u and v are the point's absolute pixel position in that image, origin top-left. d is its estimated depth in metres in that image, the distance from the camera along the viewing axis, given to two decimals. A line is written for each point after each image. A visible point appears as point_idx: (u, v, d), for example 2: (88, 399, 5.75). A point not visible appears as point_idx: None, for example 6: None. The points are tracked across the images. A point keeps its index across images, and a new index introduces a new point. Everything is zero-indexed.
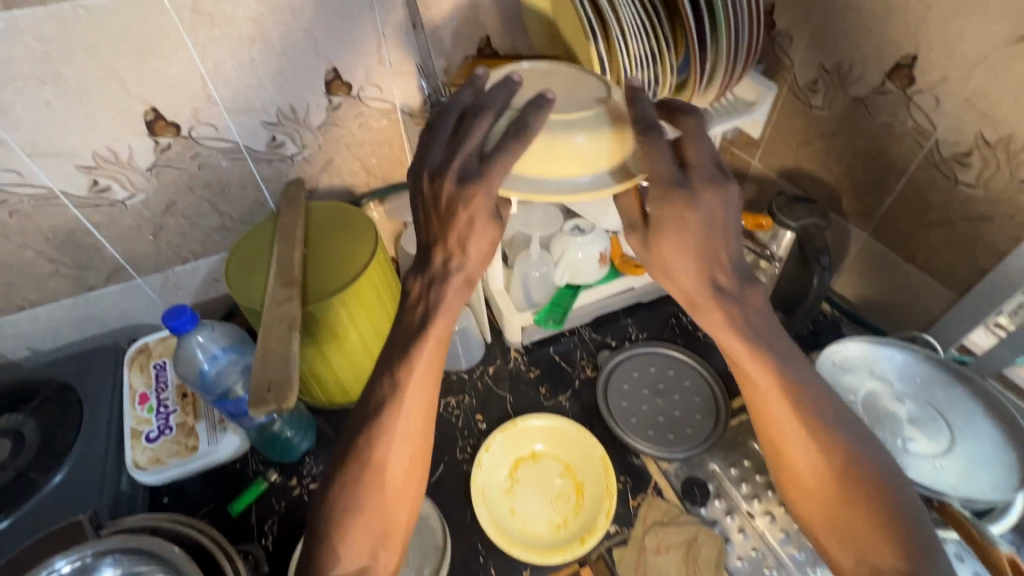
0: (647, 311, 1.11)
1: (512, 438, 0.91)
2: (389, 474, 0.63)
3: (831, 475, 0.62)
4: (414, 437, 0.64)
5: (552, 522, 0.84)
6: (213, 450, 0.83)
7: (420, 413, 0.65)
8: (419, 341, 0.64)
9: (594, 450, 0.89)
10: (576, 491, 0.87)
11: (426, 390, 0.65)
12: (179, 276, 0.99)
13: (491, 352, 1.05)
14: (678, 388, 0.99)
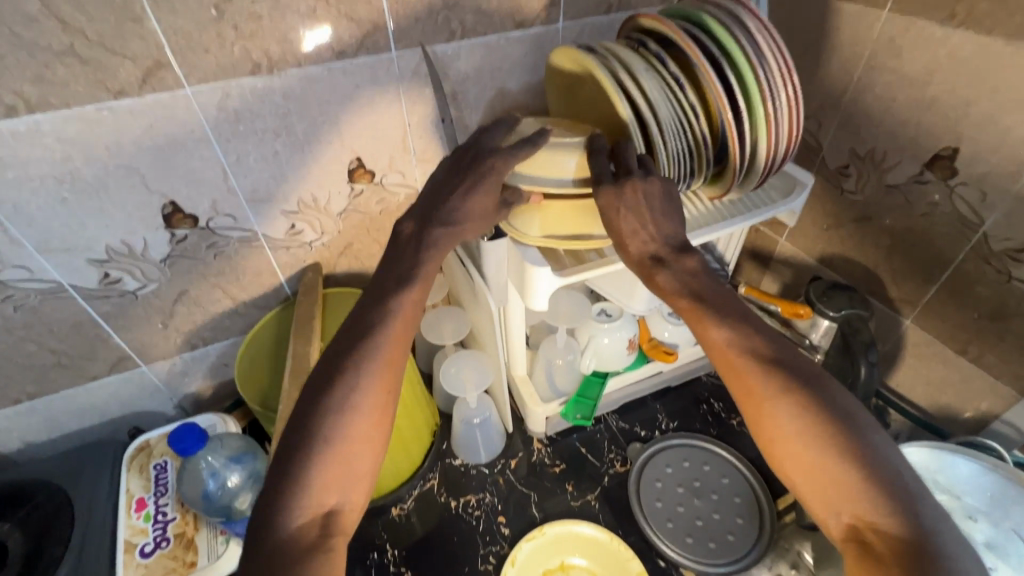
0: (676, 396, 1.05)
1: (542, 548, 0.86)
2: (346, 433, 0.53)
3: (816, 442, 0.49)
4: (388, 373, 0.56)
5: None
6: (212, 567, 0.76)
7: (388, 367, 0.56)
8: (382, 317, 0.58)
9: (629, 564, 0.83)
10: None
11: (385, 381, 0.56)
12: (186, 363, 0.94)
13: (512, 443, 0.99)
14: (716, 486, 0.91)
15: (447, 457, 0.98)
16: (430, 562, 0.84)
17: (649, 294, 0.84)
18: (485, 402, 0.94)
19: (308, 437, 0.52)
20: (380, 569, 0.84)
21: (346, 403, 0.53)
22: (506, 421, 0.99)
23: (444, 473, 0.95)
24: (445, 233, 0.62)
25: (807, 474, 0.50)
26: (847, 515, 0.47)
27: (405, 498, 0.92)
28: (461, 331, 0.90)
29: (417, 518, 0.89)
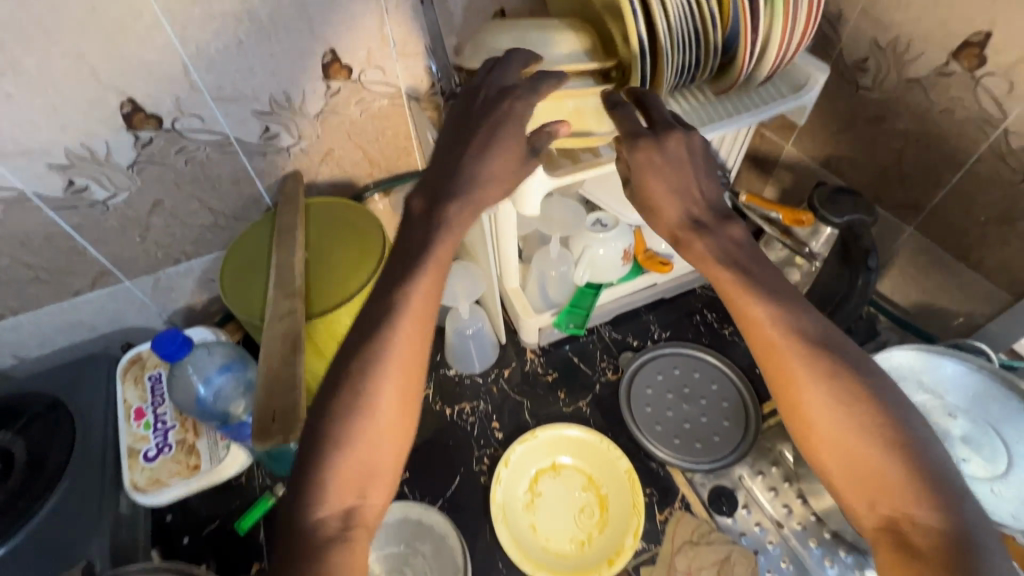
0: (669, 308, 1.05)
1: (532, 449, 0.88)
2: (374, 436, 0.50)
3: (868, 443, 0.49)
4: (405, 369, 0.52)
5: (576, 539, 0.81)
6: (215, 469, 0.78)
7: (405, 360, 0.52)
8: (400, 288, 0.54)
9: (618, 463, 0.85)
10: (600, 505, 0.84)
11: (408, 365, 0.52)
12: (170, 278, 0.92)
13: (506, 355, 0.99)
14: (705, 392, 0.93)
15: (442, 368, 0.98)
16: (427, 464, 0.88)
17: None
18: (478, 313, 0.94)
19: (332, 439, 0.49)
20: None
21: (370, 403, 0.50)
22: (500, 333, 0.99)
23: (438, 383, 0.97)
24: (461, 196, 0.57)
25: (846, 465, 0.50)
26: (886, 508, 0.48)
27: None
28: (452, 242, 0.89)
29: (413, 425, 0.92)
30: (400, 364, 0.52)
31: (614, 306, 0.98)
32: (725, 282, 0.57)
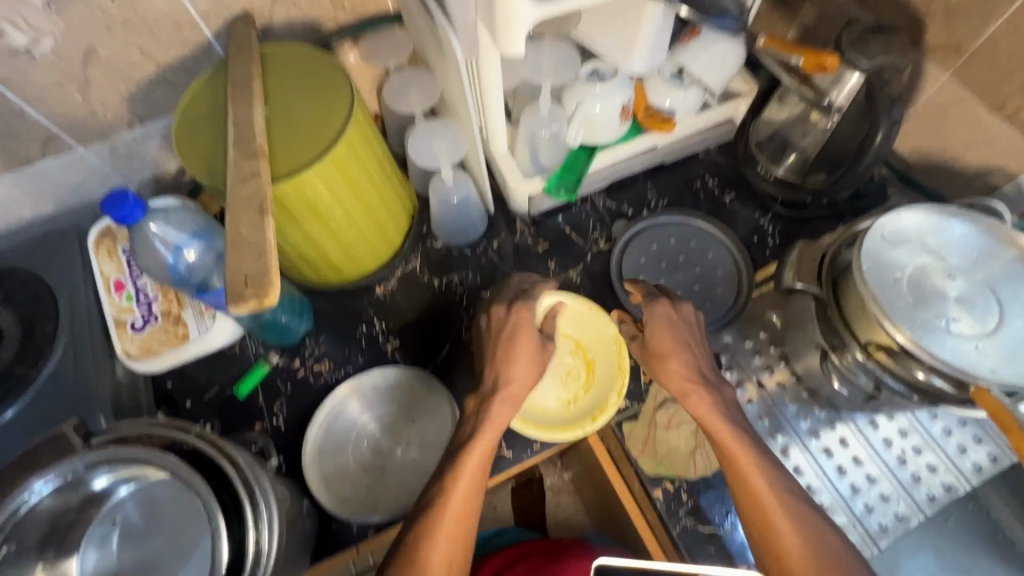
0: (668, 175, 0.99)
1: None
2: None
3: None
4: (453, 536, 0.60)
5: (562, 399, 0.84)
6: (205, 338, 0.79)
7: (469, 482, 0.63)
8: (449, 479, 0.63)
9: (606, 328, 0.85)
10: (587, 368, 0.86)
11: (459, 536, 0.61)
12: (127, 144, 0.84)
13: (495, 225, 0.95)
14: (699, 261, 0.91)
15: (428, 239, 0.95)
16: (417, 333, 0.88)
17: (653, 47, 0.75)
18: (462, 180, 0.87)
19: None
20: (369, 339, 0.88)
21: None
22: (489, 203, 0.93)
23: (426, 255, 0.94)
24: (501, 393, 0.69)
25: None
26: None
27: (389, 278, 0.92)
28: (432, 100, 0.81)
29: (402, 296, 0.91)
30: (454, 530, 0.61)
31: (612, 171, 0.92)
32: (720, 427, 0.67)
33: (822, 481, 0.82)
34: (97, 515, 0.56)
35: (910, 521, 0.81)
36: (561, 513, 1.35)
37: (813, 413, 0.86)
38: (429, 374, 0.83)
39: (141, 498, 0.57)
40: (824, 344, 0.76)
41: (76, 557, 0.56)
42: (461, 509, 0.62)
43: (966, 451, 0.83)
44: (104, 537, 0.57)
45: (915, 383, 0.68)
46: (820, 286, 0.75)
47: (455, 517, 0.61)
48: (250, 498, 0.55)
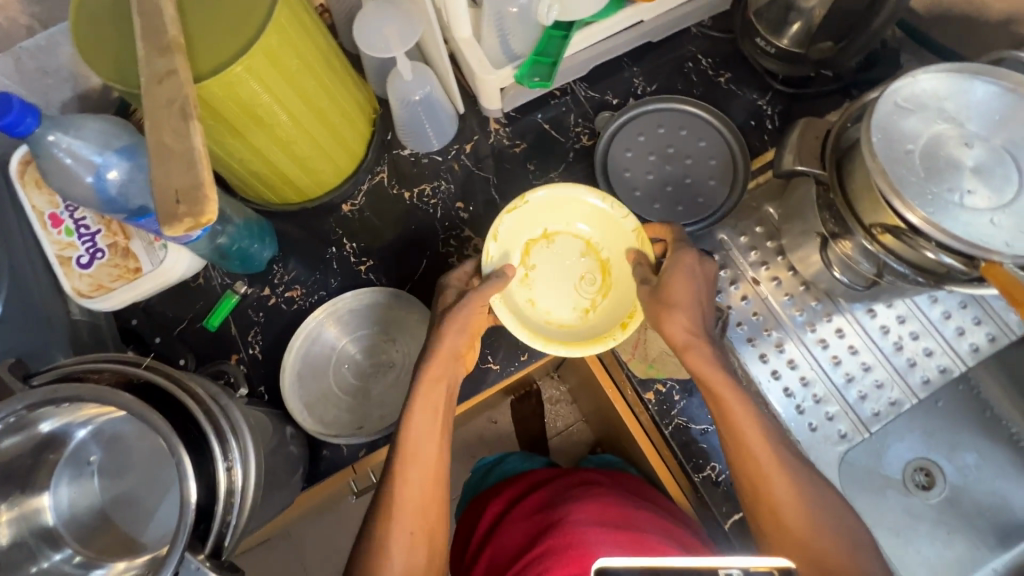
0: (657, 56, 0.89)
1: (524, 216, 0.76)
2: (413, 547, 0.66)
3: (795, 522, 0.65)
4: (419, 507, 0.67)
5: (579, 307, 0.77)
6: (160, 271, 0.73)
7: (427, 458, 0.68)
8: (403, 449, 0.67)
9: (623, 227, 0.75)
10: (601, 271, 0.78)
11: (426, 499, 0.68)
12: (33, 55, 0.73)
13: (466, 127, 0.87)
14: (690, 151, 0.84)
15: (394, 147, 0.86)
16: (391, 250, 0.83)
17: None
18: (424, 74, 0.76)
19: (379, 550, 0.65)
20: (340, 261, 0.83)
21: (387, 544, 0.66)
22: (456, 101, 0.84)
23: (393, 166, 0.86)
24: (447, 353, 0.70)
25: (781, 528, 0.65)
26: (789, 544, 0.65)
27: (355, 195, 0.85)
28: None
29: (371, 212, 0.84)
30: (417, 500, 0.67)
31: (594, 54, 0.82)
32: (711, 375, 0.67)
33: (816, 372, 0.81)
34: (62, 456, 0.57)
35: (902, 404, 0.80)
36: (560, 421, 1.37)
37: (809, 306, 0.82)
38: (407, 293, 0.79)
39: (103, 437, 0.59)
40: (827, 231, 0.71)
41: (45, 496, 0.56)
42: (422, 480, 0.67)
43: (963, 333, 0.81)
44: (74, 473, 0.58)
45: (922, 265, 0.63)
46: (824, 167, 0.68)
47: (415, 490, 0.67)
48: (218, 433, 0.52)
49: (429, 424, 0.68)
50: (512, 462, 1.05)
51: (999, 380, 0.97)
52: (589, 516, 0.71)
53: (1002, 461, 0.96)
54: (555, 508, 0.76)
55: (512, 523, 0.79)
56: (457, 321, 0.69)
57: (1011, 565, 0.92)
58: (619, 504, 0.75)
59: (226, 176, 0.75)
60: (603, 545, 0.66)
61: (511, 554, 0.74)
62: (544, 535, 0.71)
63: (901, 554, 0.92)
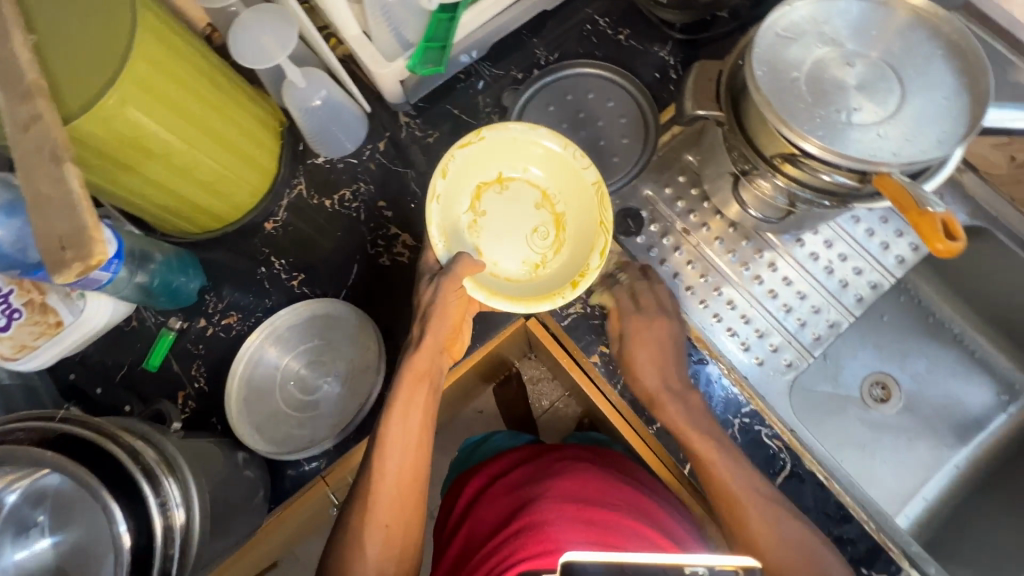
0: (554, 24, 0.89)
1: (477, 156, 0.75)
2: (389, 540, 0.66)
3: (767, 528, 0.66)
4: (396, 502, 0.67)
5: (528, 262, 0.76)
6: (82, 320, 0.71)
7: (406, 451, 0.68)
8: (384, 442, 0.67)
9: (584, 179, 0.74)
10: (556, 225, 0.77)
11: (410, 491, 0.67)
12: None
13: (377, 125, 0.86)
14: (600, 113, 0.84)
15: (308, 157, 0.85)
16: (321, 261, 0.82)
17: None
18: (318, 77, 0.75)
19: (354, 543, 0.65)
20: (272, 279, 0.82)
21: (363, 540, 0.65)
22: (360, 100, 0.84)
23: (310, 176, 0.85)
24: (425, 345, 0.70)
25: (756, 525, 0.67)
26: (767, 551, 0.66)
27: (276, 211, 0.84)
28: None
29: (294, 226, 0.84)
30: (393, 496, 0.67)
31: (488, 32, 0.81)
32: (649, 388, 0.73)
33: (756, 308, 0.81)
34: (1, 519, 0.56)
35: (840, 325, 0.82)
36: (544, 399, 1.37)
37: (739, 247, 0.83)
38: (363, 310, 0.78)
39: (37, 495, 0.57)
40: (736, 170, 0.72)
41: None
42: (400, 474, 0.67)
43: (887, 247, 0.83)
44: (20, 531, 0.57)
45: (825, 189, 0.64)
46: (721, 107, 0.69)
47: (393, 484, 0.67)
48: (150, 477, 0.52)
49: (411, 420, 0.68)
50: (499, 438, 1.04)
51: (936, 286, 1.00)
52: (563, 492, 0.70)
53: (952, 362, 1.00)
54: (531, 485, 0.74)
55: (486, 502, 0.77)
56: (436, 309, 0.70)
57: (970, 459, 0.95)
58: (595, 478, 0.74)
59: (135, 212, 0.73)
60: (570, 522, 0.65)
61: (482, 533, 0.72)
62: (515, 514, 0.69)
63: (867, 466, 0.95)
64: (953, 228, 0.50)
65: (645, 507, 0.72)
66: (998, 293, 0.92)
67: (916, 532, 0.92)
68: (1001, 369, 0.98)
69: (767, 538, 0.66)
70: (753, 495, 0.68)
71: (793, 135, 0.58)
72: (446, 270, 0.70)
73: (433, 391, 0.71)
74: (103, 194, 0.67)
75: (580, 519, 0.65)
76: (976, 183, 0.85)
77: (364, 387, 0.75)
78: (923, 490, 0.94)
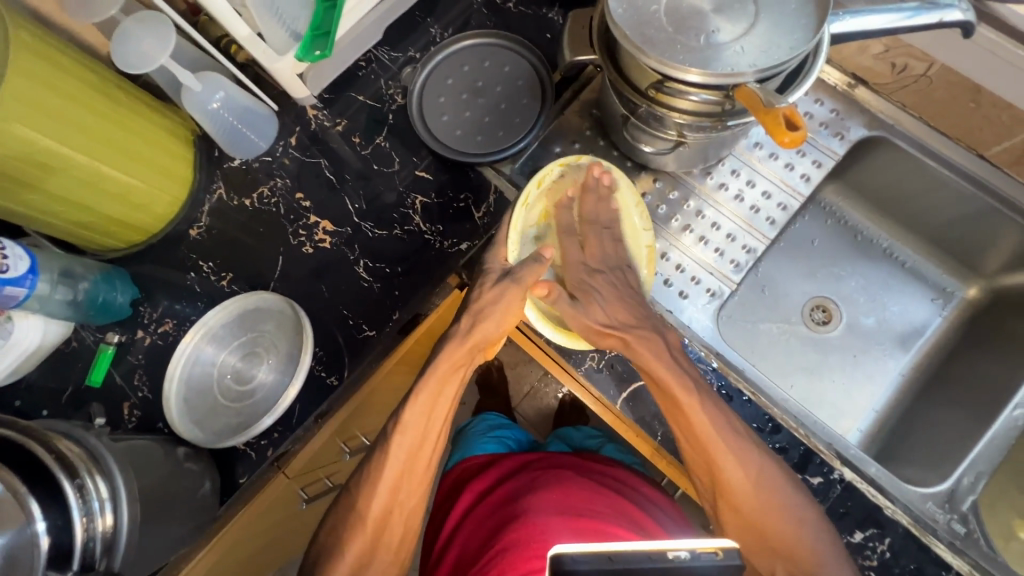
0: (446, 2, 0.92)
1: (570, 175, 0.81)
2: (388, 523, 0.67)
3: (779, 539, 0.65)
4: (394, 488, 0.68)
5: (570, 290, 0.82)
6: (12, 343, 0.74)
7: (419, 440, 0.69)
8: (408, 430, 0.69)
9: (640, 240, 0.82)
10: (595, 262, 0.83)
11: (417, 483, 0.69)
12: None
13: (287, 122, 0.88)
14: (498, 79, 0.86)
15: (224, 161, 0.87)
16: (247, 259, 0.84)
17: None
18: (214, 78, 0.77)
19: (356, 522, 0.67)
20: (203, 283, 0.84)
21: (365, 514, 0.67)
22: (266, 99, 0.86)
23: (228, 179, 0.87)
24: (466, 341, 0.74)
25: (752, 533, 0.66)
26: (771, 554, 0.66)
27: (199, 217, 0.86)
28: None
29: (218, 229, 0.85)
30: (399, 481, 0.68)
31: (377, 16, 0.84)
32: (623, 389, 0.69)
33: (677, 246, 0.85)
34: None
35: (758, 250, 0.85)
36: (524, 383, 1.32)
37: (653, 188, 0.87)
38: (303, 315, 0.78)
39: None
40: (624, 111, 0.74)
41: None
42: (410, 460, 0.68)
43: (793, 167, 0.88)
44: None
45: (701, 112, 0.67)
46: (596, 52, 0.71)
47: (403, 466, 0.68)
48: (68, 469, 0.53)
49: (438, 408, 0.70)
50: (479, 425, 1.00)
51: (860, 206, 1.01)
52: (550, 505, 0.70)
53: (890, 276, 1.01)
54: (523, 495, 0.74)
55: (481, 511, 0.76)
56: (495, 310, 0.74)
57: (913, 366, 0.96)
58: (579, 488, 0.74)
59: (55, 233, 0.75)
60: (556, 535, 0.66)
61: (480, 543, 0.71)
62: (505, 528, 0.69)
63: (814, 387, 0.96)
64: (794, 120, 0.52)
65: (635, 515, 0.72)
66: (917, 202, 0.94)
67: (868, 445, 0.93)
68: (932, 276, 0.99)
69: (736, 477, 0.66)
70: (742, 447, 0.67)
71: (657, 62, 0.60)
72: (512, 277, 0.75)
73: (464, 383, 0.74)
74: (14, 216, 0.69)
75: (572, 530, 0.67)
76: (869, 95, 0.89)
77: (296, 369, 0.77)
78: (872, 402, 0.95)
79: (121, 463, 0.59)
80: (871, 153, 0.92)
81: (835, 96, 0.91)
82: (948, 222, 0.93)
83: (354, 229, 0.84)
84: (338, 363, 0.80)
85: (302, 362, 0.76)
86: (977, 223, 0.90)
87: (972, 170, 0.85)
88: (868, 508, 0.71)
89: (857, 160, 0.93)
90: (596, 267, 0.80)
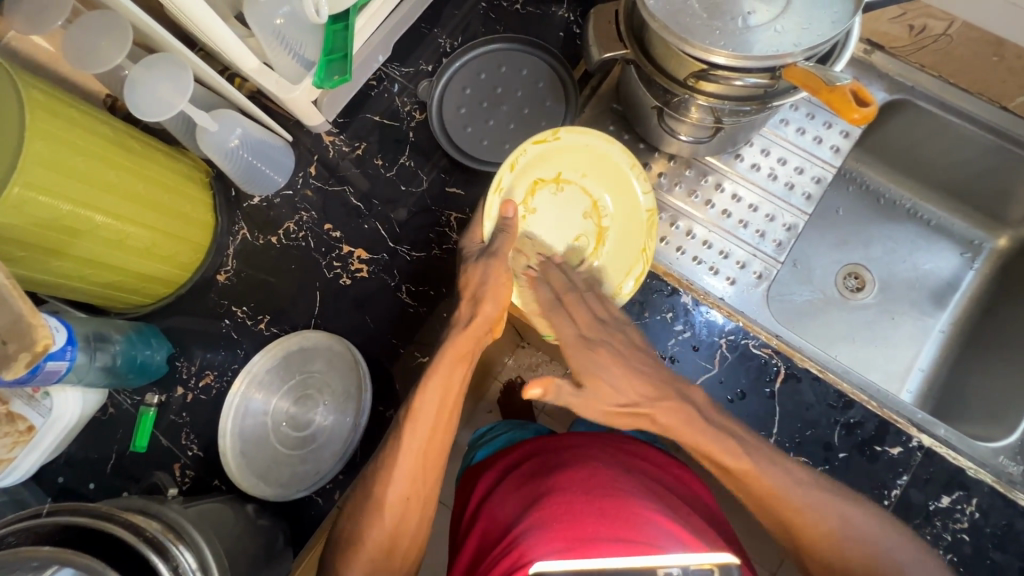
0: (451, 9, 0.89)
1: (549, 150, 0.75)
2: (407, 509, 0.64)
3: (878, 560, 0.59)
4: (411, 475, 0.64)
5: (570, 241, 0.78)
6: (54, 419, 0.70)
7: (433, 426, 0.66)
8: (411, 416, 0.65)
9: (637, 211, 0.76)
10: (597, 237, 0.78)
11: (430, 472, 0.66)
12: None
13: (303, 151, 0.85)
14: (518, 84, 0.86)
15: (243, 201, 0.83)
16: (283, 298, 0.82)
17: None
18: (229, 117, 0.73)
19: (373, 510, 0.63)
20: (239, 328, 0.81)
21: (381, 501, 0.63)
22: (280, 131, 0.83)
23: (250, 218, 0.83)
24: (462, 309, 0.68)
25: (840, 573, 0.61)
26: None
27: (225, 261, 0.82)
28: (128, 43, 0.63)
29: (246, 271, 0.82)
30: (415, 468, 0.65)
31: (386, 33, 0.81)
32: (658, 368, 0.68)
33: (715, 232, 0.84)
34: None
35: (798, 226, 0.85)
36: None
37: (684, 176, 0.86)
38: (356, 349, 0.78)
39: None
40: (656, 103, 0.72)
41: None
42: (426, 448, 0.65)
43: (821, 140, 0.89)
44: None
45: (743, 95, 0.65)
46: (625, 45, 0.69)
47: (419, 453, 0.65)
48: (160, 550, 0.50)
49: (449, 396, 0.67)
50: (496, 430, 0.90)
51: (880, 169, 1.01)
52: (573, 484, 0.63)
53: (916, 235, 1.01)
54: (548, 475, 0.67)
55: (507, 490, 0.69)
56: (486, 290, 0.69)
57: (952, 321, 0.97)
58: (607, 469, 0.67)
59: (80, 297, 0.71)
60: (581, 516, 0.59)
61: (500, 528, 0.64)
62: (529, 508, 0.62)
63: (859, 354, 0.96)
64: (863, 95, 0.55)
65: (659, 496, 0.65)
66: (936, 161, 0.95)
67: (922, 404, 0.93)
68: (958, 230, 1.00)
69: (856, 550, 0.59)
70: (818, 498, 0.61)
71: (701, 49, 0.58)
72: (494, 251, 0.70)
73: (470, 371, 0.70)
74: (40, 285, 0.65)
75: (596, 510, 0.59)
76: (886, 59, 0.89)
77: (358, 406, 0.77)
78: (917, 363, 0.95)
79: (208, 536, 0.55)
80: (892, 117, 0.92)
81: (852, 64, 0.91)
82: (970, 175, 0.93)
83: (391, 254, 0.83)
84: (393, 396, 0.80)
85: (364, 400, 0.77)
86: (1000, 174, 0.90)
87: (994, 122, 0.86)
88: (951, 472, 0.71)
89: (877, 124, 0.94)
90: (591, 334, 0.69)
